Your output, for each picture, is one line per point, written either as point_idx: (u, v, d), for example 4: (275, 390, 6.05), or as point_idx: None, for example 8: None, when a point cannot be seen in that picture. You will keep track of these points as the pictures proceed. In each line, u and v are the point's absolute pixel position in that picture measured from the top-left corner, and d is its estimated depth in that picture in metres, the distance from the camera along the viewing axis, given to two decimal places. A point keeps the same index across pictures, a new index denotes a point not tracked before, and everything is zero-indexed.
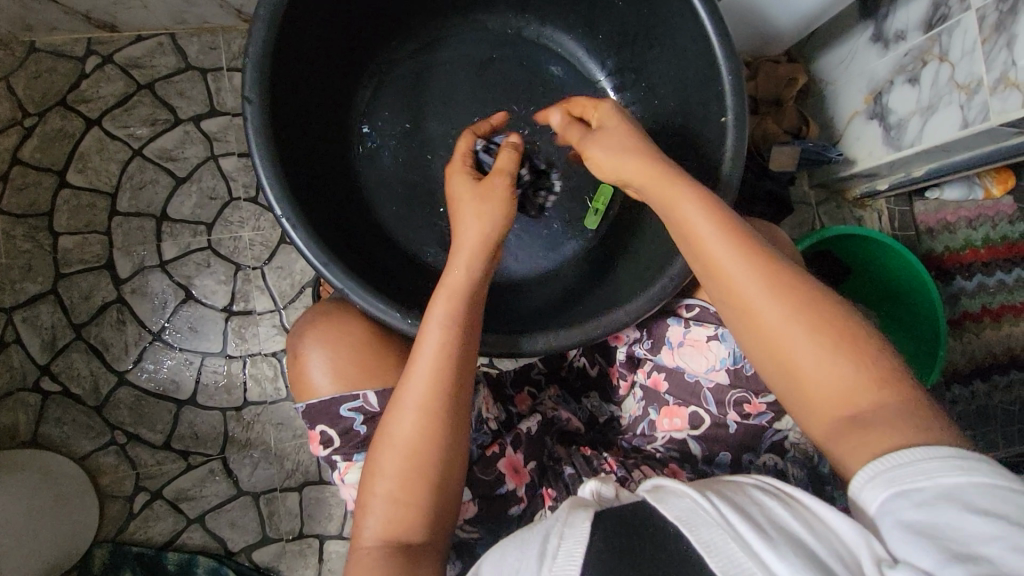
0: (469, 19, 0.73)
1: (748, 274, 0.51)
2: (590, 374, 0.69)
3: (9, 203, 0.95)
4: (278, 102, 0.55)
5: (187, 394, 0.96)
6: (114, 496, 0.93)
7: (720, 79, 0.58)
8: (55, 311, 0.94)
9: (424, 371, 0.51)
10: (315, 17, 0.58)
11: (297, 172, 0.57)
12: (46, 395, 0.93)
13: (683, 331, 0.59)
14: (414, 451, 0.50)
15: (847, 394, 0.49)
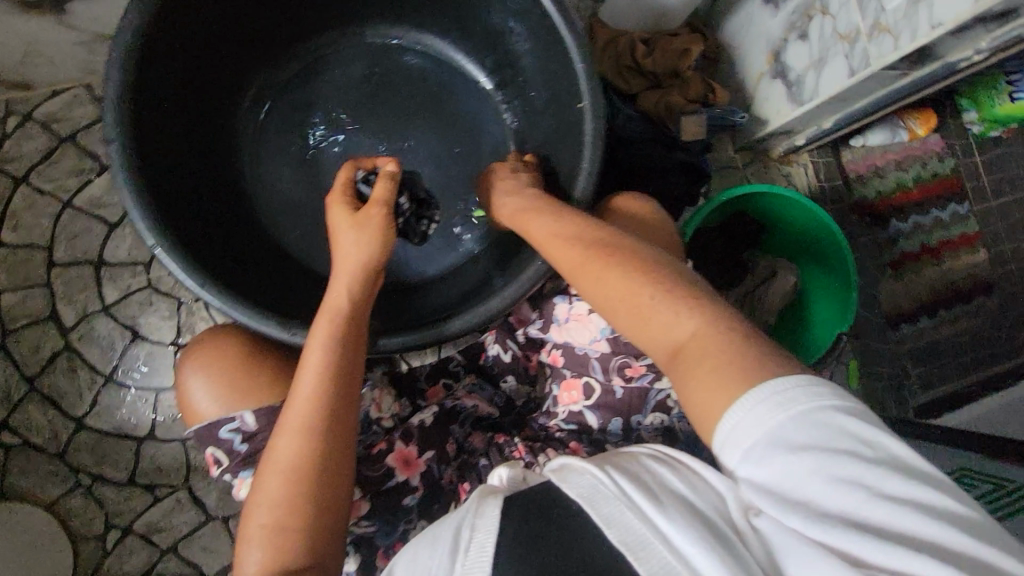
0: None
1: (586, 250, 0.56)
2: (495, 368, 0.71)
3: None
4: (142, 143, 0.63)
5: (145, 430, 0.99)
6: (85, 537, 0.96)
7: (575, 63, 0.61)
8: (6, 367, 0.97)
9: (303, 392, 0.56)
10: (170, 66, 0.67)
11: (168, 203, 0.65)
12: (7, 448, 0.96)
13: (567, 308, 0.63)
14: (292, 470, 0.53)
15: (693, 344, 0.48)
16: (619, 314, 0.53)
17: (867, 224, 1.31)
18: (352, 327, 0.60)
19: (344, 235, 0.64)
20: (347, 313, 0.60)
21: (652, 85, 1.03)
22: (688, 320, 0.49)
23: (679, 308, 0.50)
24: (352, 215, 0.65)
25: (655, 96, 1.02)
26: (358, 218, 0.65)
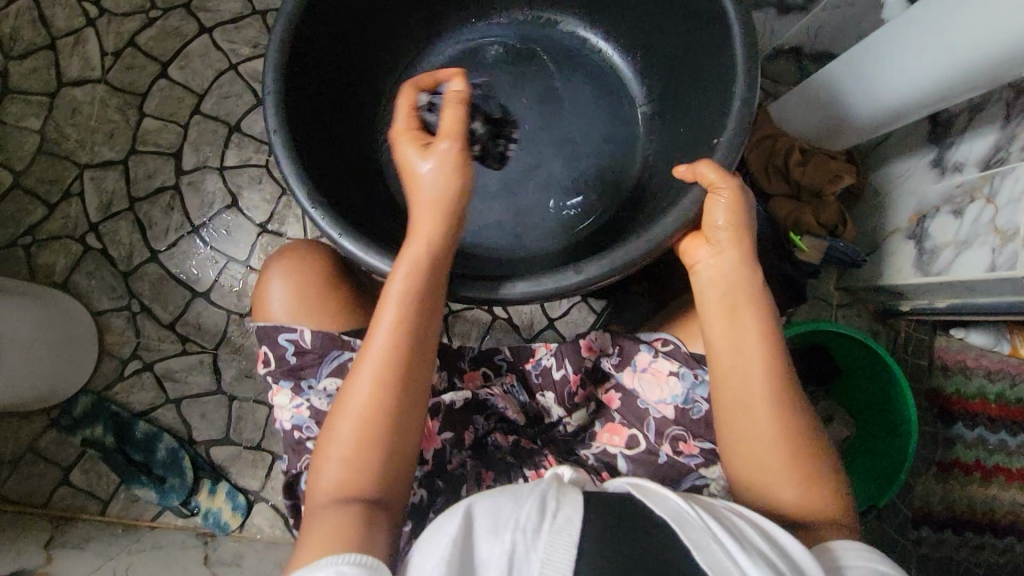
0: None
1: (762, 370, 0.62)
2: (535, 381, 0.74)
3: (114, 76, 1.06)
4: (298, 57, 0.73)
5: (204, 288, 1.05)
6: (112, 355, 1.02)
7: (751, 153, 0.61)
8: (119, 179, 1.04)
9: (383, 339, 0.60)
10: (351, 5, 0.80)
11: (301, 114, 0.74)
12: (87, 249, 1.03)
13: (648, 359, 0.70)
14: (369, 405, 0.59)
15: (787, 471, 0.61)
16: (751, 437, 0.62)
17: (931, 414, 1.24)
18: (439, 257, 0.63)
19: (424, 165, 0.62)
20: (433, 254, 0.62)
21: (789, 195, 1.04)
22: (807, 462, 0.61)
23: (802, 452, 0.61)
24: (421, 150, 0.63)
25: (788, 205, 1.03)
26: (446, 155, 0.62)
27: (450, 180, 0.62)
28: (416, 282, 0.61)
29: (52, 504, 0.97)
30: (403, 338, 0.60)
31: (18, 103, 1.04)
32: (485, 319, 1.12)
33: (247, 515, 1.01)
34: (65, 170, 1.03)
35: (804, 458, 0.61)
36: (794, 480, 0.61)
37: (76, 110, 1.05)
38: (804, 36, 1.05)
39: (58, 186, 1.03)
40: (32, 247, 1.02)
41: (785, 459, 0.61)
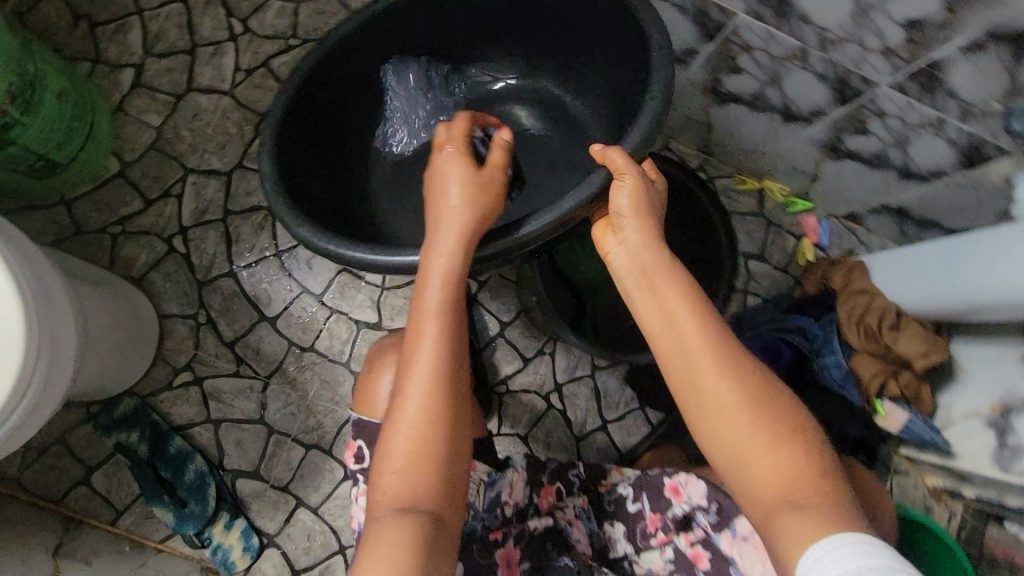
0: None
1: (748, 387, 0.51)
2: (607, 508, 0.72)
3: (240, 92, 1.08)
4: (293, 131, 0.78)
5: (272, 313, 1.03)
6: (166, 362, 1.00)
7: None
8: (219, 189, 1.05)
9: (415, 393, 0.56)
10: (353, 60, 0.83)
11: (302, 186, 0.77)
12: (170, 251, 1.03)
13: (750, 527, 0.63)
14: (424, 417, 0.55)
15: (793, 482, 0.49)
16: (733, 429, 0.51)
17: None
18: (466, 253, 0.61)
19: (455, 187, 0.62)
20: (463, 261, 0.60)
21: (878, 353, 0.98)
22: (789, 447, 0.50)
23: (794, 441, 0.50)
24: (474, 178, 0.63)
25: (873, 364, 0.97)
26: (477, 182, 0.62)
27: (474, 206, 0.62)
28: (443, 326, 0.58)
29: (65, 503, 0.93)
30: (438, 383, 0.56)
31: (144, 98, 1.06)
32: (539, 406, 1.09)
33: (255, 558, 0.97)
34: (171, 170, 1.05)
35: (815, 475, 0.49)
36: (806, 491, 0.48)
37: (196, 116, 1.07)
38: (917, 203, 1.05)
39: (160, 184, 1.04)
40: (119, 237, 1.02)
41: (790, 470, 0.49)
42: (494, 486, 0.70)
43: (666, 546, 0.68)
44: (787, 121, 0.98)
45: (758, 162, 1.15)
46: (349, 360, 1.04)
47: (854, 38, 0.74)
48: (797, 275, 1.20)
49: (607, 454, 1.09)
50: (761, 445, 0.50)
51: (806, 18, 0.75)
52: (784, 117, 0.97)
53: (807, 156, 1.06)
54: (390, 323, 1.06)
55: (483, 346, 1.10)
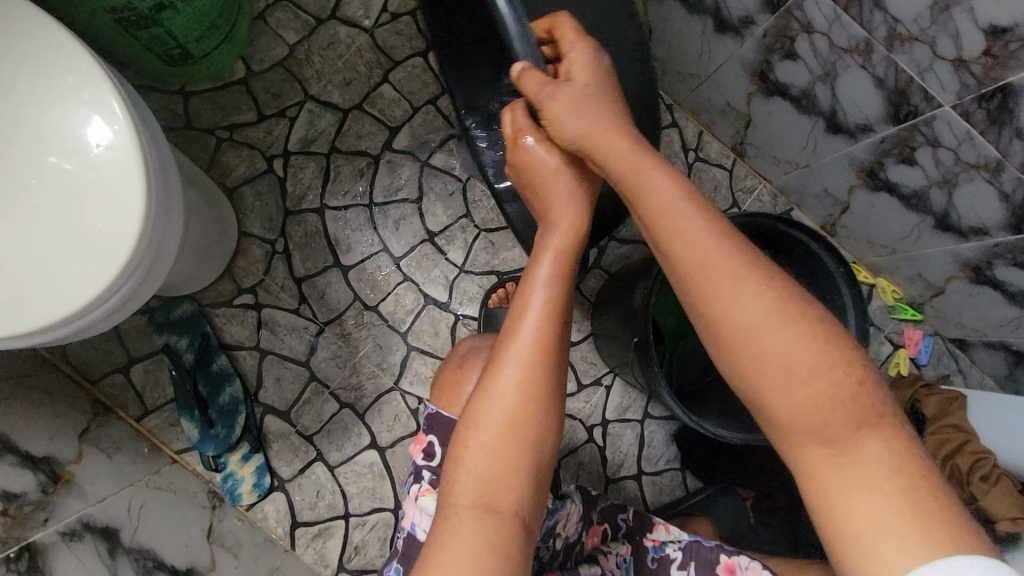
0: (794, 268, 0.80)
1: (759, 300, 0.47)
2: (648, 565, 0.67)
3: (380, 33, 1.05)
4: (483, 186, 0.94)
5: (347, 263, 1.01)
6: (233, 279, 0.98)
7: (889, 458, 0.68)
8: (331, 124, 1.02)
9: (506, 373, 0.51)
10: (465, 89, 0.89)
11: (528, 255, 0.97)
12: (269, 170, 1.01)
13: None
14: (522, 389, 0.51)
15: (824, 409, 0.46)
16: (769, 392, 0.47)
17: None
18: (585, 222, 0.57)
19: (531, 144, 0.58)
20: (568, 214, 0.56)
21: (957, 498, 0.92)
22: (845, 401, 0.45)
23: (832, 372, 0.46)
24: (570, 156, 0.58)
25: None
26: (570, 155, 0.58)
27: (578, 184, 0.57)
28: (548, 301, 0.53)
29: (100, 386, 0.93)
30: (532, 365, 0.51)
31: (286, 12, 1.03)
32: (579, 436, 1.04)
33: (261, 498, 0.94)
34: (292, 92, 1.02)
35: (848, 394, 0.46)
36: (842, 424, 0.45)
37: (331, 45, 1.04)
38: None
39: (277, 102, 1.02)
40: (224, 143, 1.00)
41: (826, 397, 0.46)
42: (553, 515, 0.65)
43: None
44: (937, 228, 0.90)
45: (881, 257, 1.07)
46: (408, 332, 1.01)
47: None
48: (882, 384, 1.12)
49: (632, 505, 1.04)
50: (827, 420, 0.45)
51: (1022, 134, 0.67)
52: (936, 223, 0.89)
53: (941, 268, 0.98)
54: (458, 308, 1.02)
55: None
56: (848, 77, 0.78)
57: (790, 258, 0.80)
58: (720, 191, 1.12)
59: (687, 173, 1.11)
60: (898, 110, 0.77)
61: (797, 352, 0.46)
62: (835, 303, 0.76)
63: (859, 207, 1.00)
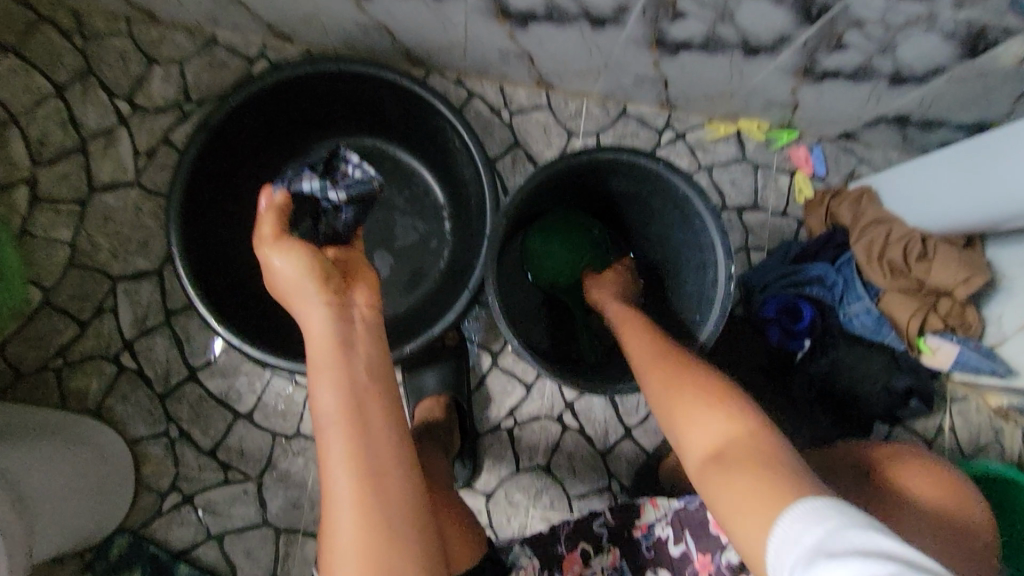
0: (607, 179, 0.77)
1: (680, 374, 0.61)
2: (646, 557, 0.64)
3: (147, 178, 0.98)
4: (205, 264, 0.83)
5: (246, 408, 0.95)
6: (149, 488, 0.93)
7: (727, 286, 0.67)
8: (154, 291, 0.96)
9: (349, 545, 0.44)
10: (227, 149, 0.86)
11: (218, 293, 0.84)
12: (121, 369, 0.94)
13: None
14: (366, 545, 0.44)
15: (725, 446, 0.53)
16: (688, 432, 0.57)
17: None
18: (380, 340, 0.55)
19: (278, 258, 0.58)
20: (339, 336, 0.53)
21: (909, 289, 0.88)
22: (740, 437, 0.52)
23: (735, 422, 0.54)
24: (311, 269, 0.57)
25: (911, 307, 0.87)
26: (313, 268, 0.57)
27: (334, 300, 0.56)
28: (358, 448, 0.47)
29: None
30: (375, 525, 0.45)
31: (47, 214, 0.96)
32: (554, 430, 1.00)
33: None
34: (97, 284, 0.95)
35: (737, 429, 0.53)
36: (738, 451, 0.52)
37: (107, 217, 0.97)
38: (915, 106, 0.92)
39: (89, 302, 0.95)
40: (63, 370, 0.93)
41: (720, 434, 0.54)
42: None
43: None
44: (750, 55, 0.85)
45: (728, 104, 1.02)
46: None
47: None
48: (799, 216, 1.07)
49: (638, 461, 1.01)
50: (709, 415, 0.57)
51: None
52: (746, 51, 0.85)
53: (781, 86, 0.93)
54: None
55: (475, 386, 1.00)
56: None
57: (613, 176, 0.75)
58: (550, 131, 1.06)
59: (511, 132, 1.05)
60: None
61: (700, 408, 0.56)
62: (677, 194, 0.71)
63: (675, 74, 0.94)
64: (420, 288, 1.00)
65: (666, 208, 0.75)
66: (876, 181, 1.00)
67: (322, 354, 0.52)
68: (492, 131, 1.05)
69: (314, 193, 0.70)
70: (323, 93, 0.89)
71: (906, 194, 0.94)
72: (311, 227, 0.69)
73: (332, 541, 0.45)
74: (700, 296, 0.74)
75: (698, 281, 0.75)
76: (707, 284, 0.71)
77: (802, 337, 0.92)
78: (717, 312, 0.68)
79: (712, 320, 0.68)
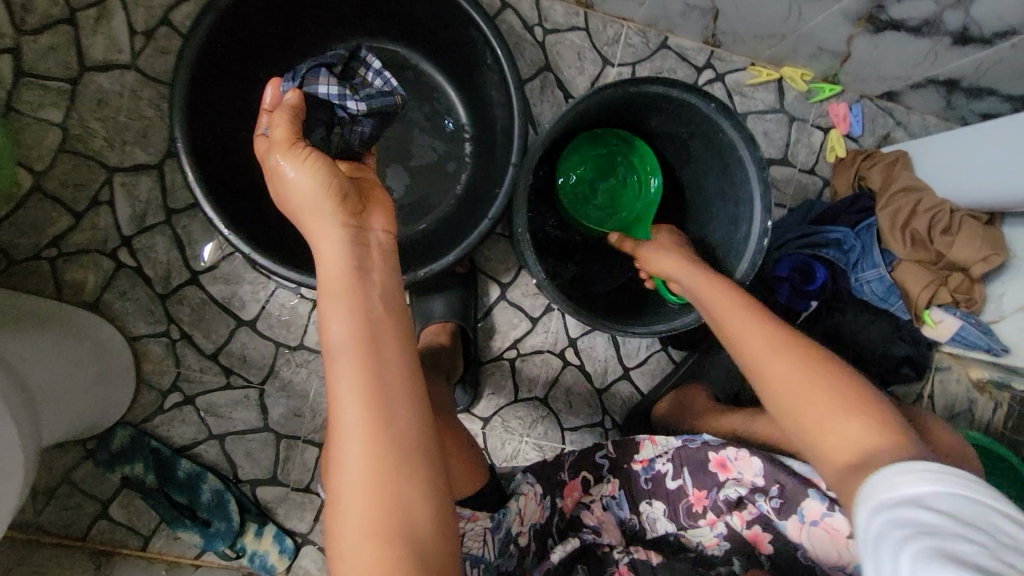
0: (647, 116, 0.73)
1: (773, 344, 0.56)
2: (643, 488, 0.67)
3: (145, 62, 0.89)
4: (208, 161, 0.77)
5: (250, 316, 0.94)
6: (150, 386, 0.93)
7: (759, 238, 0.67)
8: (154, 186, 0.91)
9: (354, 467, 0.43)
10: (238, 38, 0.78)
11: (223, 193, 0.79)
12: (119, 265, 0.91)
13: (820, 510, 0.58)
14: (375, 470, 0.43)
15: (823, 428, 0.51)
16: (799, 405, 0.53)
17: None
18: (393, 273, 0.53)
19: (292, 170, 0.53)
20: (353, 266, 0.51)
21: (927, 260, 0.89)
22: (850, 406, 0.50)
23: (847, 403, 0.51)
24: (331, 189, 0.53)
25: (925, 279, 0.88)
26: (328, 186, 0.53)
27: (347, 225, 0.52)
28: (372, 377, 0.45)
29: (91, 538, 0.92)
30: (384, 454, 0.43)
31: (33, 90, 0.88)
32: (554, 365, 1.02)
33: (294, 557, 0.96)
34: (92, 173, 0.90)
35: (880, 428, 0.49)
36: (866, 450, 0.48)
37: (102, 101, 0.89)
38: (970, 70, 0.87)
39: (84, 191, 0.90)
40: (58, 261, 0.90)
41: (824, 411, 0.51)
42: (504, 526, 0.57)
43: (716, 523, 0.64)
44: None
45: (775, 47, 0.96)
46: None
47: None
48: (825, 175, 1.05)
49: (631, 401, 1.04)
50: (771, 333, 0.57)
51: None
52: None
53: (838, 32, 0.87)
54: None
55: (481, 315, 1.00)
56: None
57: (655, 112, 0.71)
58: (584, 56, 0.99)
59: (542, 53, 0.98)
60: None
61: (799, 379, 0.53)
62: (722, 139, 0.68)
63: (728, 6, 0.87)
64: (434, 211, 0.96)
65: (706, 154, 0.72)
66: (909, 146, 0.98)
67: (338, 283, 0.50)
68: (522, 49, 0.97)
69: (331, 97, 0.62)
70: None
71: (940, 164, 0.92)
72: (323, 136, 0.62)
73: (337, 468, 0.44)
74: (725, 248, 0.72)
75: (725, 233, 0.72)
76: (736, 235, 0.70)
77: (811, 298, 0.93)
78: (747, 264, 0.67)
79: (740, 275, 0.68)
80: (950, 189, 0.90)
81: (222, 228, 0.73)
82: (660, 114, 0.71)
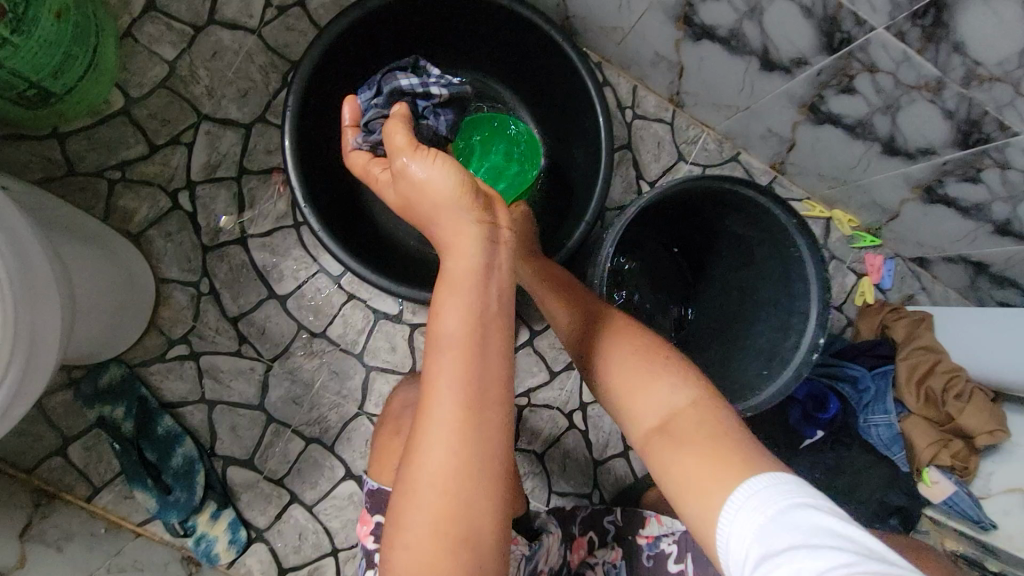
0: (723, 214, 0.79)
1: (627, 352, 0.56)
2: (644, 565, 0.65)
3: (269, 32, 0.94)
4: (306, 136, 0.81)
5: (283, 291, 0.93)
6: (160, 332, 0.90)
7: (803, 352, 0.71)
8: (235, 144, 0.93)
9: (434, 465, 0.43)
10: (368, 37, 0.84)
11: (309, 169, 0.82)
12: (175, 206, 0.91)
13: None
14: (456, 473, 0.43)
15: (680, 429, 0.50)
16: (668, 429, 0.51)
17: None
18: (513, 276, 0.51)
19: (420, 168, 0.53)
20: (482, 262, 0.49)
21: (933, 419, 0.93)
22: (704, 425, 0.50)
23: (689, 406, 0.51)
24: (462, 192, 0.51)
25: (930, 437, 0.92)
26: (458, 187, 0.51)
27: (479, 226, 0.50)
28: (471, 385, 0.44)
29: (38, 474, 0.85)
30: (469, 462, 0.43)
31: (155, 25, 0.91)
32: (560, 424, 1.02)
33: (241, 553, 0.89)
34: (183, 114, 0.92)
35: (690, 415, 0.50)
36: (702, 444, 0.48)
37: (216, 54, 0.93)
38: (1001, 259, 0.96)
39: (168, 128, 0.91)
40: (117, 185, 0.90)
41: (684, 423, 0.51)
42: (534, 557, 0.61)
43: None
44: (886, 153, 0.88)
45: (833, 188, 1.04)
46: (363, 352, 0.95)
47: (1010, 80, 0.64)
48: (850, 315, 1.11)
49: (624, 481, 1.03)
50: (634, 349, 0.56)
51: (960, 48, 0.64)
52: (884, 148, 0.87)
53: (894, 192, 0.96)
54: (412, 317, 0.97)
55: None
56: (776, 10, 0.74)
57: (733, 211, 0.77)
58: (663, 146, 1.06)
59: (627, 133, 1.05)
60: (831, 39, 0.73)
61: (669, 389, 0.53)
62: (791, 253, 0.73)
63: (805, 142, 0.96)
64: None
65: (769, 263, 0.77)
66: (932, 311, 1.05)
67: (456, 281, 0.48)
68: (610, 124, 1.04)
69: (415, 87, 0.75)
70: (486, 27, 0.89)
71: (958, 334, 0.98)
72: None
73: (417, 461, 0.44)
74: (768, 352, 0.75)
75: (770, 338, 0.76)
76: (782, 344, 0.74)
77: (818, 425, 0.97)
78: (789, 374, 0.71)
79: (778, 382, 0.71)
80: (964, 360, 0.96)
81: (301, 199, 0.76)
82: (738, 215, 0.77)
